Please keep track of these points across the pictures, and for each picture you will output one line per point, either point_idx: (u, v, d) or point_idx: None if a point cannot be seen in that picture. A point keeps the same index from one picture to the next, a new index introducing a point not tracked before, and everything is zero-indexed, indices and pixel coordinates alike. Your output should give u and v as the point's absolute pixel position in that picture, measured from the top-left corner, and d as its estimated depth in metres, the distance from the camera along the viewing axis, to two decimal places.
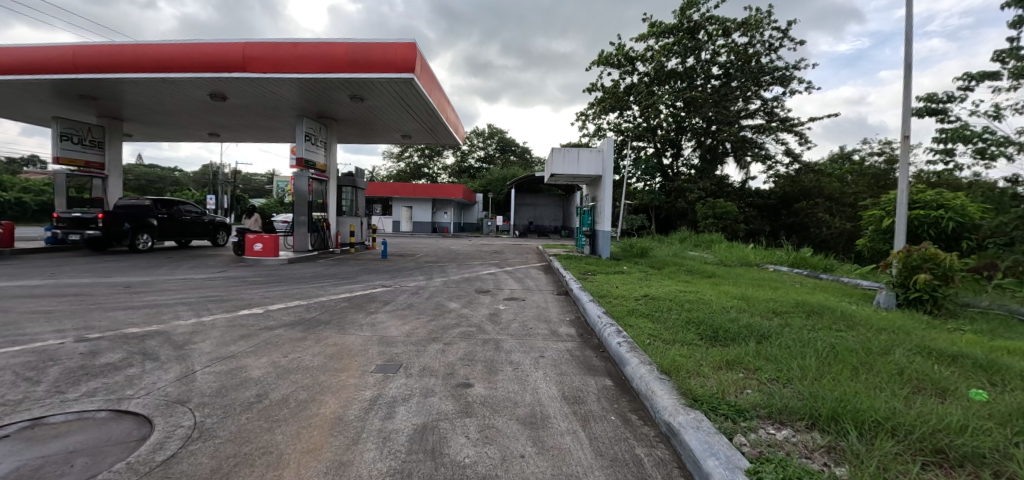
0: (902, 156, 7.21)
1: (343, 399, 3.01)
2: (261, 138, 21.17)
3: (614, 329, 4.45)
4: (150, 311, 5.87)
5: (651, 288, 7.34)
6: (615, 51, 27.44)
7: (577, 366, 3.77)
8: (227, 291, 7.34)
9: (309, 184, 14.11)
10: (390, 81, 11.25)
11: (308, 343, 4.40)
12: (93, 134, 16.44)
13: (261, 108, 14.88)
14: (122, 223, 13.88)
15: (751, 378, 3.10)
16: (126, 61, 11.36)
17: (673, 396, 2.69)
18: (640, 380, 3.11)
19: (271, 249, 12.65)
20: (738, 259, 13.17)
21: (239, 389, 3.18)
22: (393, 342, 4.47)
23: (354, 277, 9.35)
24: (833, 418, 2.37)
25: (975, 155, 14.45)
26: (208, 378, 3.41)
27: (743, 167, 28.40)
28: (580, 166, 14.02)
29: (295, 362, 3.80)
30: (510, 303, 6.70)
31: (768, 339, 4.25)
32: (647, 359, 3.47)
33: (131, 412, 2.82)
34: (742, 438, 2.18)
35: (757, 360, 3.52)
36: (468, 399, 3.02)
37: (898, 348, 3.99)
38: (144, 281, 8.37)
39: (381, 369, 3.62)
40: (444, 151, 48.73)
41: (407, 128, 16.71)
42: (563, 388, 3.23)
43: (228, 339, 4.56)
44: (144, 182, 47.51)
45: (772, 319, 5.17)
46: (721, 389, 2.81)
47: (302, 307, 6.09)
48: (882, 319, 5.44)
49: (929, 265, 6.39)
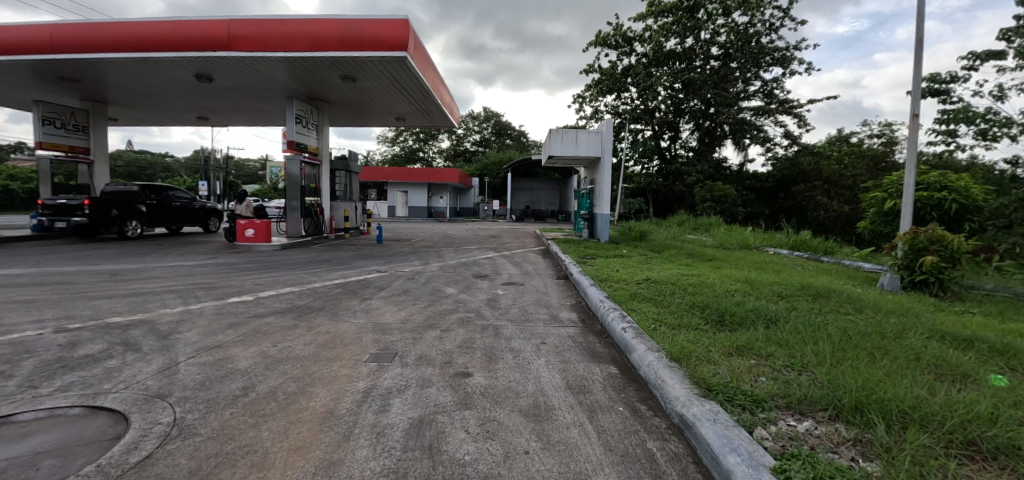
0: (910, 135, 6.97)
1: (335, 391, 2.83)
2: (251, 122, 20.64)
3: (617, 313, 4.28)
4: (135, 299, 5.63)
5: (652, 272, 7.17)
6: (613, 31, 26.84)
7: (580, 353, 3.61)
8: (217, 278, 7.11)
9: (301, 168, 13.77)
10: (382, 59, 10.82)
11: (299, 331, 4.21)
12: (76, 118, 15.94)
13: (249, 89, 14.39)
14: (110, 210, 13.58)
15: (764, 365, 2.95)
16: (105, 41, 10.86)
17: (684, 384, 2.53)
18: (648, 368, 2.93)
19: (263, 235, 12.33)
20: (738, 242, 13.00)
21: (225, 382, 2.99)
22: (388, 329, 4.29)
23: (349, 262, 9.14)
24: (857, 407, 2.21)
25: (978, 136, 14.40)
26: (192, 370, 3.22)
27: (743, 150, 28.12)
28: (578, 148, 13.67)
29: (285, 351, 3.61)
30: (509, 288, 6.52)
31: (777, 324, 4.12)
32: (654, 345, 3.29)
33: (106, 408, 2.64)
34: (762, 431, 2.03)
35: (767, 344, 3.39)
36: (467, 389, 2.85)
37: (911, 332, 3.86)
38: (130, 269, 8.09)
39: (375, 358, 3.44)
40: (439, 135, 48.03)
41: (400, 110, 16.24)
42: (568, 377, 3.05)
43: (215, 328, 4.35)
44: (136, 168, 46.94)
45: (778, 302, 5.05)
46: (734, 377, 2.64)
47: (294, 294, 5.87)
48: (890, 302, 5.33)
49: (936, 247, 6.24)
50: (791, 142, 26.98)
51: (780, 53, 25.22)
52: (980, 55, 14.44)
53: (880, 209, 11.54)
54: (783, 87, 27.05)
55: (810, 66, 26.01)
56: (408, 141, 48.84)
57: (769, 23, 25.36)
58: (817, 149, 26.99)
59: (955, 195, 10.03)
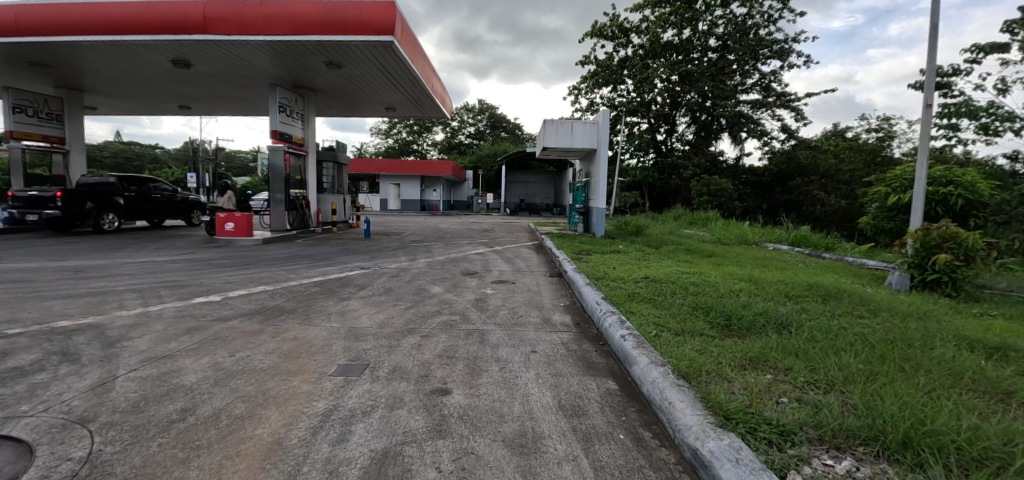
0: (922, 125, 6.62)
1: (289, 415, 2.40)
2: (236, 111, 19.95)
3: (616, 318, 3.90)
4: (91, 300, 5.13)
5: (650, 269, 6.82)
6: (610, 22, 26.35)
7: (575, 364, 3.23)
8: (188, 275, 6.64)
9: (285, 158, 13.22)
10: (368, 44, 10.27)
11: (264, 337, 3.79)
12: (49, 106, 15.26)
13: (230, 76, 13.75)
14: (84, 202, 12.91)
15: (783, 382, 2.63)
16: (73, 23, 10.19)
17: (697, 408, 2.17)
18: (652, 386, 2.56)
19: (245, 228, 11.92)
20: (737, 237, 12.67)
21: (161, 402, 2.56)
22: (363, 334, 3.88)
23: (332, 258, 8.66)
24: (904, 442, 1.86)
25: (980, 131, 14.38)
26: (128, 387, 2.78)
27: (739, 143, 27.81)
28: (574, 139, 13.22)
29: (242, 363, 3.18)
30: (499, 287, 6.13)
31: (789, 329, 3.80)
32: (658, 357, 2.92)
33: (12, 438, 2.19)
34: (796, 476, 1.65)
35: (782, 355, 3.08)
36: (443, 412, 2.45)
37: (936, 340, 3.55)
38: (97, 265, 7.57)
39: (342, 371, 3.03)
40: (432, 127, 47.30)
41: (391, 100, 15.70)
42: (560, 395, 2.67)
43: (171, 333, 3.90)
44: (122, 159, 45.66)
45: (787, 303, 4.74)
46: (753, 401, 2.28)
47: (267, 294, 5.43)
48: (904, 303, 5.05)
49: (950, 244, 5.97)
50: (789, 136, 26.79)
51: (779, 46, 24.90)
52: (983, 47, 14.22)
53: (884, 204, 11.20)
54: (781, 80, 26.77)
55: (808, 59, 25.77)
56: (402, 134, 48.10)
57: (768, 15, 24.99)
58: (815, 143, 26.89)
59: (961, 190, 9.71)
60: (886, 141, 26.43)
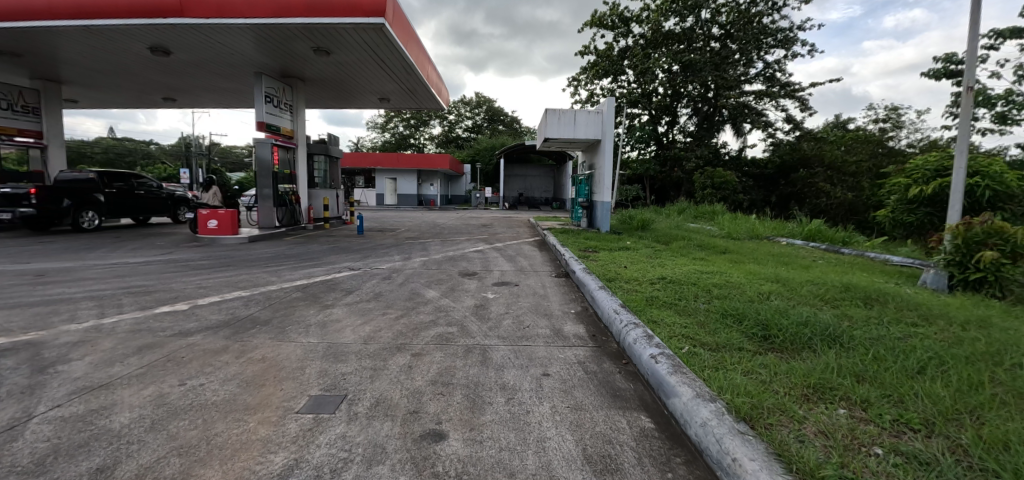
0: (962, 111, 6.03)
1: (233, 477, 1.83)
2: (223, 103, 19.18)
3: (641, 331, 3.35)
4: (41, 311, 4.53)
5: (665, 269, 6.27)
6: (610, 11, 25.57)
7: (599, 392, 2.68)
8: (158, 279, 6.03)
9: (273, 151, 12.54)
10: (357, 27, 9.59)
11: (226, 358, 3.21)
12: (25, 98, 14.45)
13: (214, 65, 13.02)
14: (62, 199, 12.25)
15: (864, 421, 2.10)
16: (39, 8, 9.47)
17: (777, 472, 1.59)
18: (702, 428, 2.03)
19: (228, 226, 11.27)
20: (746, 232, 12.15)
21: (74, 458, 1.98)
22: (344, 353, 3.32)
23: (321, 258, 8.08)
24: None
25: (996, 120, 13.88)
26: (41, 433, 2.20)
27: (741, 135, 27.18)
28: (577, 130, 12.61)
29: (192, 395, 2.61)
30: (500, 290, 5.57)
31: (841, 343, 3.26)
32: (702, 387, 2.38)
33: None
34: None
35: (849, 381, 2.53)
36: (437, 468, 1.88)
37: (1019, 356, 2.99)
38: (62, 269, 6.93)
39: (312, 407, 2.46)
40: (430, 120, 46.49)
41: (384, 89, 15.01)
42: (585, 442, 2.11)
43: (117, 354, 3.31)
44: (114, 155, 44.68)
45: (826, 309, 4.20)
46: (844, 459, 1.72)
47: (241, 301, 4.86)
48: (954, 307, 4.50)
49: (996, 241, 5.44)
50: (793, 127, 26.16)
51: (783, 34, 24.22)
52: (1003, 32, 13.67)
53: (903, 196, 10.57)
54: (784, 69, 26.13)
55: (813, 47, 25.12)
56: (398, 128, 47.41)
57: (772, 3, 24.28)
58: (820, 133, 26.26)
59: (987, 180, 9.15)
60: (892, 131, 25.93)
